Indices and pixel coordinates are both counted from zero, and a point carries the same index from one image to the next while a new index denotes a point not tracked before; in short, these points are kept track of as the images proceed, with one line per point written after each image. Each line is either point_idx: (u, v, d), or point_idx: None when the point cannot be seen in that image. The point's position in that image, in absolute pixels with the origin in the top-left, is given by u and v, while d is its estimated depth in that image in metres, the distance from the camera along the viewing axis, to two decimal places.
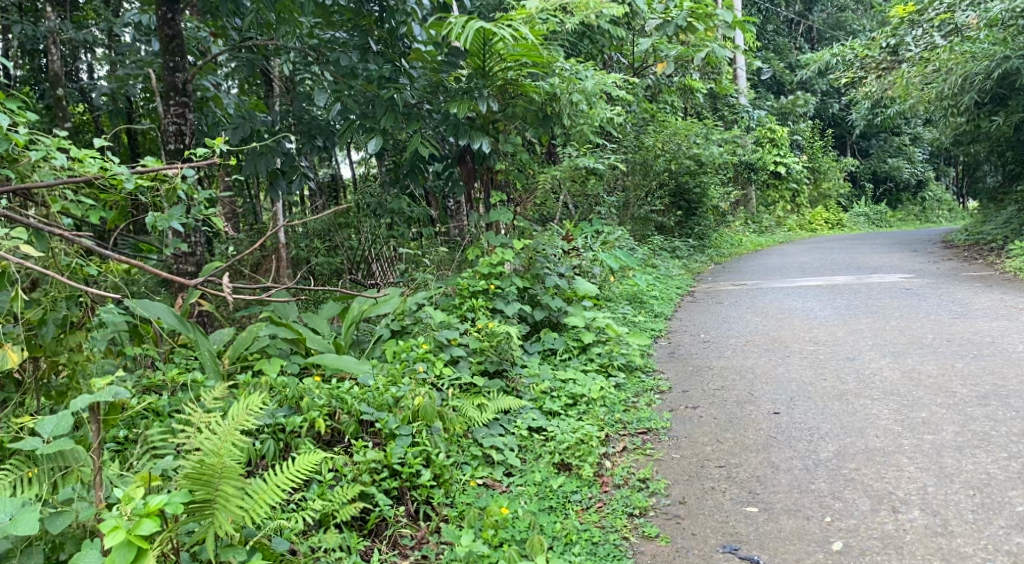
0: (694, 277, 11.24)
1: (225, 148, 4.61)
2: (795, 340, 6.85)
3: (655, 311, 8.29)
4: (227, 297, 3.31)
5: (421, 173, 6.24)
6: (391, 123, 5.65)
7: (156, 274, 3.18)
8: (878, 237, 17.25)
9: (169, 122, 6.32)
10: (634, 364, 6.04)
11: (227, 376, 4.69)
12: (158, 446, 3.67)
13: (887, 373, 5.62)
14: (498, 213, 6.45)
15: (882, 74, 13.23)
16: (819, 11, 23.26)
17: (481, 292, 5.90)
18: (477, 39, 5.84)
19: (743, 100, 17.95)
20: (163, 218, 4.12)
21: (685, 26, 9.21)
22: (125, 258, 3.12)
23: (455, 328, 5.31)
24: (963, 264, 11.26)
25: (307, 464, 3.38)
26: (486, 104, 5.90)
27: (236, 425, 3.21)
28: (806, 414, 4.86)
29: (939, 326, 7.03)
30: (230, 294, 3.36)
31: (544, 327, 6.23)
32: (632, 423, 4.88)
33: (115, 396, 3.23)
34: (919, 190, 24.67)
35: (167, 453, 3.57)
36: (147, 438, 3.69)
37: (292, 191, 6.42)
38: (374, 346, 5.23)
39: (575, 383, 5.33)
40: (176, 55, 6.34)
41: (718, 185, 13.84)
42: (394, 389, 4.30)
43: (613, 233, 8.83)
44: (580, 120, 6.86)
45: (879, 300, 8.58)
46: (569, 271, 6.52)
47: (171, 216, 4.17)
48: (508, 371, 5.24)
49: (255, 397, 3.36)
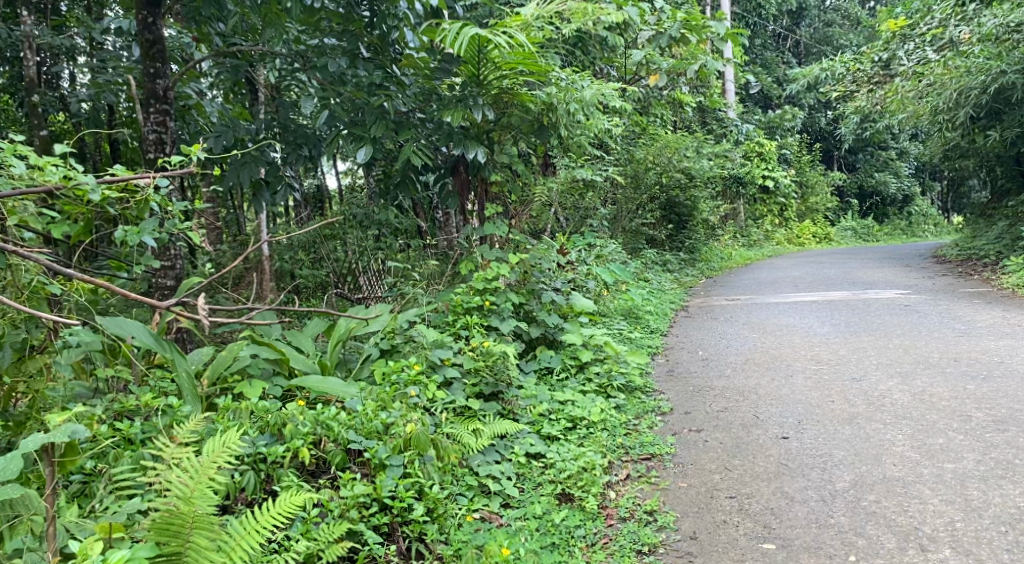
0: (686, 291, 11.03)
1: (201, 157, 4.36)
2: (797, 358, 6.63)
3: (650, 327, 8.06)
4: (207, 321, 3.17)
5: (412, 184, 5.92)
6: (382, 131, 5.42)
7: (129, 297, 3.00)
8: (866, 251, 17.14)
9: (148, 130, 6.06)
10: (634, 385, 5.79)
11: (205, 399, 4.44)
12: (126, 484, 3.46)
13: (897, 394, 5.42)
14: (492, 226, 6.21)
15: (873, 88, 13.13)
16: (806, 25, 23.24)
17: (476, 309, 5.65)
18: (471, 47, 5.61)
19: (731, 114, 17.85)
20: (135, 232, 3.91)
21: (679, 38, 9.04)
22: (94, 277, 2.93)
23: (448, 347, 5.05)
24: (959, 279, 11.10)
25: (291, 506, 3.18)
26: (481, 112, 5.67)
27: (212, 463, 3.11)
28: (817, 439, 4.63)
29: (943, 345, 6.84)
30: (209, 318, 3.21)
31: (539, 345, 5.99)
32: (635, 448, 4.63)
33: (72, 434, 3.11)
34: (906, 204, 24.61)
35: (135, 494, 3.41)
36: (115, 475, 3.49)
37: (276, 202, 6.18)
38: (362, 367, 4.96)
39: (574, 405, 5.09)
40: (156, 60, 6.08)
41: (709, 198, 13.65)
42: (384, 414, 4.01)
43: (606, 246, 8.61)
44: (577, 131, 6.63)
45: (878, 316, 8.38)
46: (565, 286, 6.28)
47: (143, 230, 3.95)
48: (505, 393, 4.97)
49: (233, 432, 3.27)
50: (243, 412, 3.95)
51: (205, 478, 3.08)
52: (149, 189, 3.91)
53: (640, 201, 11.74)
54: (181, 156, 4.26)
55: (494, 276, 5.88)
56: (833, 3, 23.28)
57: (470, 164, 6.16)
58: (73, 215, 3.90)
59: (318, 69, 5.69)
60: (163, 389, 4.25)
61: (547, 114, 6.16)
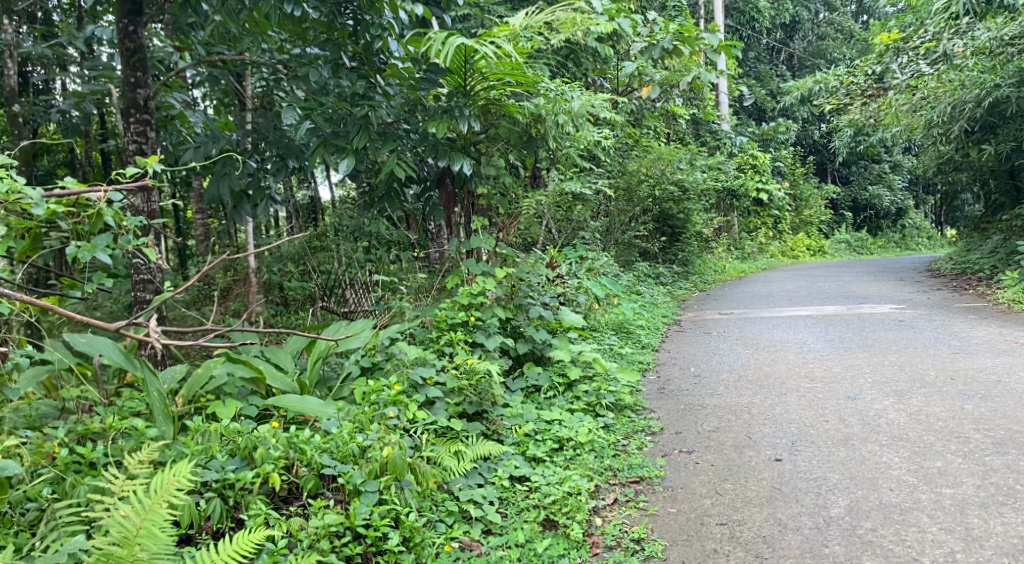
0: (679, 304, 10.89)
1: (160, 169, 4.21)
2: (791, 375, 6.48)
3: (642, 343, 7.91)
4: (155, 343, 3.22)
5: (398, 196, 5.85)
6: (365, 142, 5.29)
7: (77, 321, 3.06)
8: (860, 264, 17.05)
9: (129, 140, 5.91)
10: (624, 403, 5.64)
11: (177, 418, 4.31)
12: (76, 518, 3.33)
13: (893, 414, 5.28)
14: (479, 239, 6.06)
15: (867, 101, 13.06)
16: (799, 39, 23.24)
17: (460, 324, 5.50)
18: (457, 56, 5.46)
19: (725, 126, 17.78)
20: (88, 247, 3.78)
21: (671, 50, 8.93)
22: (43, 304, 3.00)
23: (432, 365, 4.88)
24: (954, 294, 10.99)
25: (248, 544, 3.10)
26: (467, 124, 5.53)
27: (162, 498, 3.10)
28: (810, 461, 4.49)
29: (940, 362, 6.70)
30: (158, 341, 3.26)
31: (527, 361, 5.84)
32: (624, 470, 4.48)
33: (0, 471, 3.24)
34: (899, 217, 24.55)
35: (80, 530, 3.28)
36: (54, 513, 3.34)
37: (258, 215, 6.01)
38: (342, 386, 4.81)
39: (561, 425, 4.94)
40: (137, 70, 5.93)
41: (702, 211, 13.52)
42: (360, 436, 3.88)
43: (598, 259, 8.47)
44: (566, 143, 6.49)
45: (873, 332, 8.24)
46: (554, 300, 6.13)
47: (96, 245, 3.82)
48: (489, 413, 4.83)
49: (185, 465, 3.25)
50: (216, 436, 3.82)
51: (154, 514, 3.06)
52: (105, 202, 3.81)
53: (633, 213, 11.63)
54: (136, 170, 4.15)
55: (480, 291, 5.71)
56: (826, 17, 23.29)
57: (456, 177, 6.05)
58: (19, 230, 3.78)
59: (301, 79, 5.56)
60: (132, 409, 4.07)
61: (535, 125, 6.05)
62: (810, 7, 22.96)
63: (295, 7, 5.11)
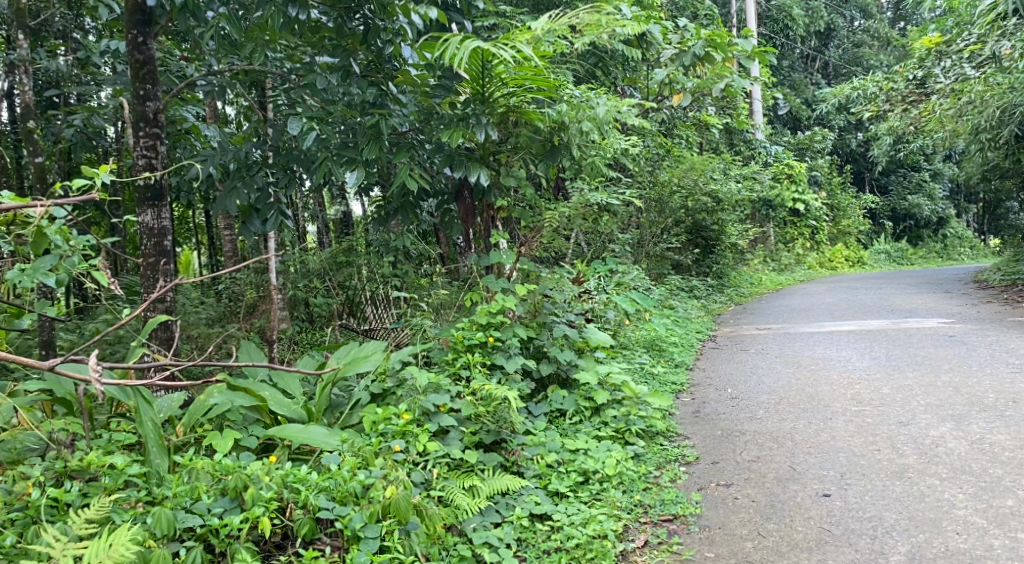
0: (714, 319, 10.45)
1: (109, 178, 3.92)
2: (836, 398, 6.02)
3: (675, 361, 7.50)
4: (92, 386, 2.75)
5: (413, 210, 5.54)
6: (375, 153, 4.99)
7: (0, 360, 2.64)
8: (902, 276, 16.42)
9: (138, 155, 5.65)
10: (655, 430, 5.27)
11: (172, 449, 4.04)
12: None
13: (952, 442, 4.85)
14: (498, 254, 5.73)
15: (908, 107, 12.38)
16: (834, 46, 22.66)
17: (479, 346, 5.15)
18: (473, 61, 5.16)
19: (759, 135, 17.28)
20: (30, 271, 3.72)
21: (703, 56, 8.54)
22: None
23: (446, 390, 4.53)
24: (1006, 307, 10.41)
25: None
26: (485, 132, 5.20)
27: None
28: (863, 498, 4.11)
29: (998, 382, 6.22)
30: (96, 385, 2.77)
31: (551, 384, 5.51)
32: (656, 507, 4.14)
33: None
34: (941, 227, 23.78)
35: None
36: None
37: (267, 229, 5.70)
38: (351, 413, 4.47)
39: (587, 455, 4.58)
40: (147, 82, 5.66)
41: (737, 222, 13.01)
42: (363, 473, 3.59)
43: (628, 273, 8.07)
44: (592, 151, 6.16)
45: (923, 349, 7.73)
46: (580, 318, 5.76)
47: (39, 269, 3.74)
48: (508, 442, 4.47)
49: (123, 531, 3.06)
50: (206, 475, 3.51)
51: None
52: (36, 221, 3.62)
53: (665, 224, 11.22)
54: (83, 179, 3.86)
55: (500, 309, 5.36)
56: (862, 24, 22.76)
57: (475, 189, 5.72)
58: None
59: (309, 87, 5.26)
60: (119, 440, 3.76)
61: (558, 133, 5.74)
62: (845, 13, 22.41)
63: (302, 10, 4.78)
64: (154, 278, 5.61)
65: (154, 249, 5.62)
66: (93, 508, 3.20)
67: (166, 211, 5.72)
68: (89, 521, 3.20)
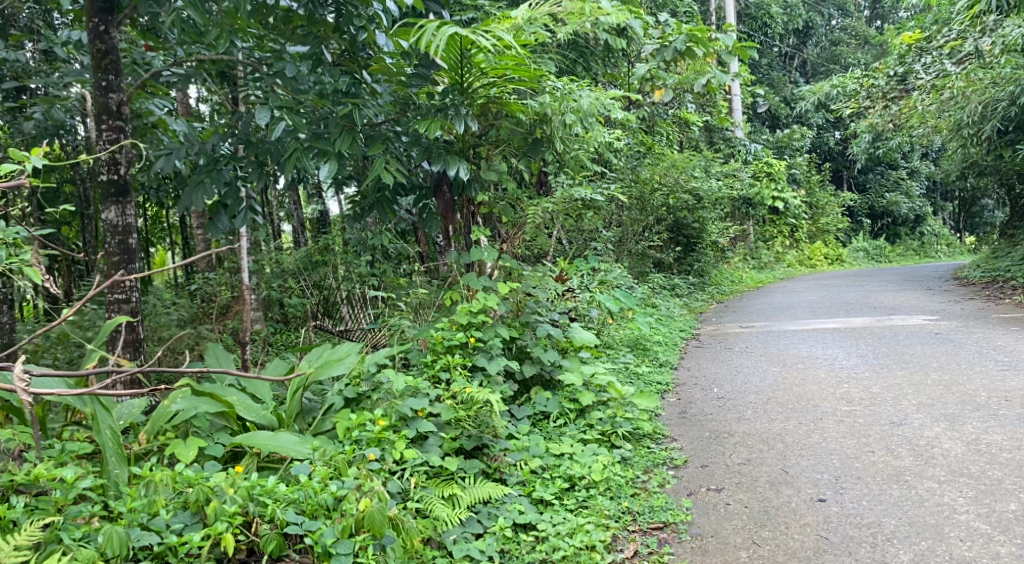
0: (697, 317, 10.31)
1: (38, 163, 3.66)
2: (825, 397, 5.87)
3: (659, 360, 7.34)
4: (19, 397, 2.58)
5: (389, 205, 5.33)
6: (349, 146, 4.77)
7: None
8: (883, 273, 16.36)
9: (100, 149, 5.39)
10: (642, 432, 5.09)
11: (132, 459, 3.82)
12: None
13: (948, 443, 4.71)
14: (479, 252, 5.52)
15: (888, 104, 12.13)
16: (813, 44, 22.59)
17: (459, 347, 4.94)
18: (452, 49, 4.95)
19: (739, 133, 17.15)
20: None
21: (685, 51, 8.35)
22: None
23: (424, 394, 4.31)
24: (989, 303, 10.35)
25: None
26: (464, 124, 5.02)
27: None
28: (860, 503, 3.99)
29: (989, 381, 6.10)
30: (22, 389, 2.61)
31: (534, 386, 5.33)
32: (645, 514, 3.98)
33: None
34: (918, 224, 23.80)
35: None
36: None
37: (236, 225, 5.52)
38: (324, 418, 4.24)
39: (572, 459, 4.41)
40: (109, 73, 5.39)
41: (718, 219, 12.84)
42: (335, 484, 3.38)
43: (611, 271, 7.91)
44: (575, 145, 6.01)
45: (910, 347, 7.60)
46: (564, 317, 5.59)
47: None
48: (490, 447, 4.28)
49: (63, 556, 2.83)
50: (167, 487, 3.29)
51: None
52: None
53: (647, 222, 11.06)
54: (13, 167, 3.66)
55: (481, 308, 5.15)
56: (840, 23, 22.78)
57: (454, 183, 5.47)
58: None
59: (279, 75, 4.99)
60: (72, 450, 3.52)
61: (541, 126, 5.58)
62: (823, 11, 22.36)
63: None
64: (119, 278, 5.36)
65: (118, 248, 5.37)
66: (29, 531, 2.96)
67: (131, 207, 5.48)
68: (28, 545, 2.96)
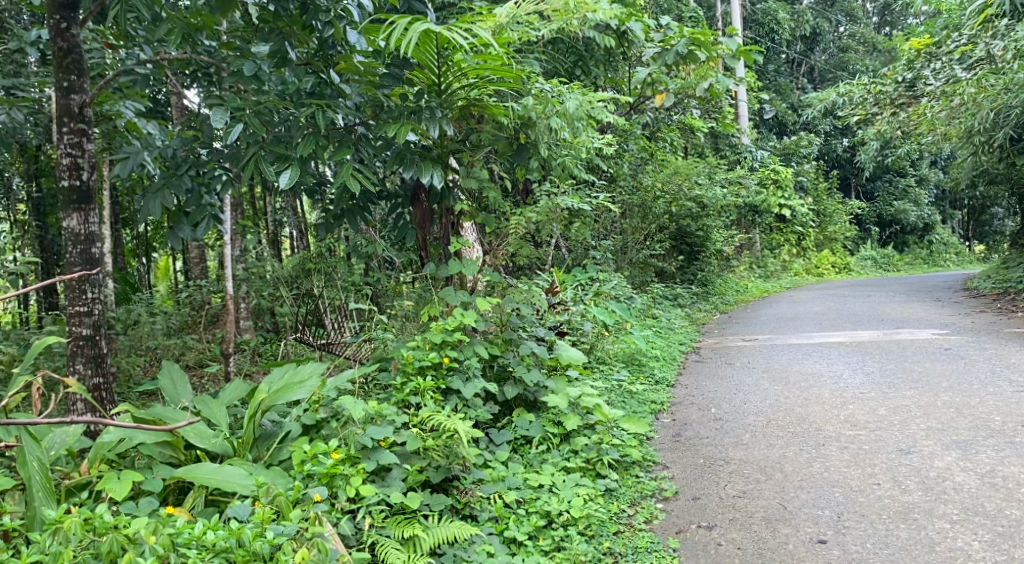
0: (698, 329, 9.92)
1: None
2: (828, 420, 5.50)
3: (655, 377, 6.96)
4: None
5: (360, 213, 5.11)
6: (310, 152, 4.45)
7: None
8: (891, 283, 15.95)
9: (61, 153, 4.86)
10: (631, 459, 4.73)
11: (64, 495, 3.52)
12: None
13: (960, 474, 4.36)
14: (458, 265, 5.20)
15: (897, 111, 11.81)
16: (821, 51, 22.13)
17: (432, 368, 4.60)
18: (427, 48, 4.65)
19: (745, 140, 16.76)
20: None
21: (686, 55, 7.99)
22: None
23: (387, 420, 3.99)
24: (1001, 317, 9.96)
25: None
26: (440, 127, 4.70)
27: None
28: (863, 546, 3.71)
29: (1002, 403, 5.73)
30: None
31: (516, 407, 4.99)
32: (628, 557, 3.69)
33: None
34: (926, 232, 23.36)
35: None
36: None
37: (198, 235, 5.16)
38: (279, 447, 3.92)
39: (551, 492, 4.08)
40: (72, 73, 4.87)
41: (722, 227, 12.39)
42: (270, 532, 3.14)
43: (607, 282, 7.53)
44: (561, 151, 5.68)
45: (918, 363, 7.24)
46: (550, 333, 5.24)
47: None
48: (460, 479, 3.97)
49: None
50: (76, 535, 3.07)
51: None
52: None
53: (648, 231, 10.69)
54: None
55: (458, 325, 4.81)
56: (848, 29, 22.36)
57: (431, 191, 5.22)
58: None
59: (239, 75, 4.66)
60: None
61: (525, 130, 5.26)
62: (830, 17, 21.98)
63: None
64: (80, 290, 4.81)
65: (80, 257, 4.83)
66: None
67: (94, 215, 4.94)
68: None
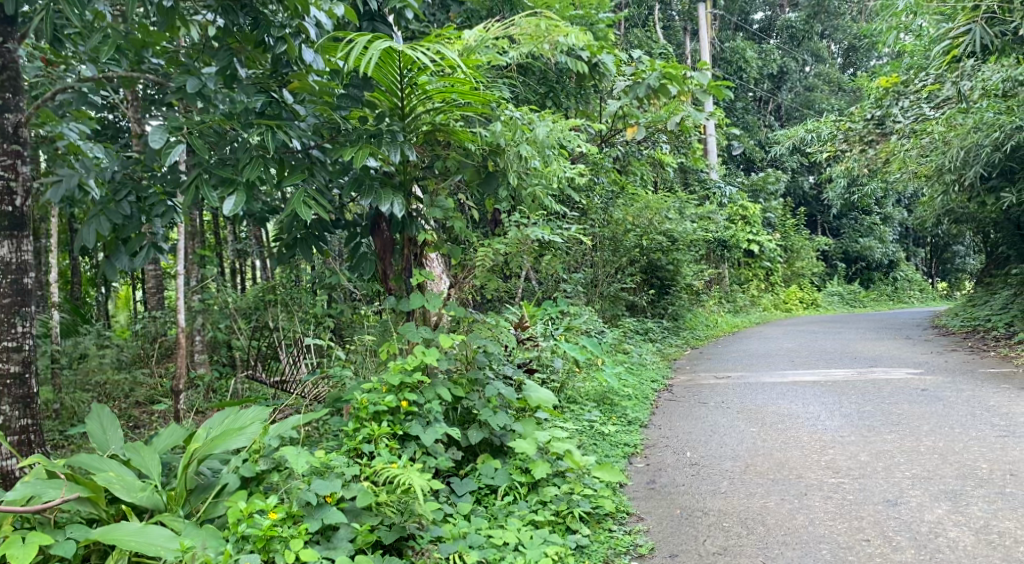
0: (670, 365, 9.64)
1: None
2: (809, 466, 5.21)
3: (628, 417, 6.63)
4: None
5: (315, 243, 4.83)
6: (257, 173, 4.14)
7: None
8: (860, 319, 15.83)
9: None
10: (604, 511, 4.40)
11: None
12: None
13: (954, 530, 4.08)
14: (420, 299, 4.86)
15: (866, 147, 11.71)
16: (787, 90, 22.19)
17: (389, 412, 4.25)
18: (388, 69, 4.34)
19: (714, 175, 16.64)
20: None
21: (658, 88, 7.77)
22: None
23: (336, 474, 3.67)
24: (974, 356, 9.80)
25: None
26: (401, 152, 4.39)
27: None
28: None
29: (987, 448, 5.48)
30: None
31: (482, 454, 4.64)
32: None
33: None
34: (891, 269, 23.42)
35: None
36: None
37: (136, 265, 4.78)
38: (215, 502, 3.54)
39: (517, 552, 3.71)
40: (6, 91, 4.42)
41: (693, 261, 12.16)
42: None
43: (578, 316, 7.23)
44: (533, 180, 5.38)
45: (896, 405, 6.98)
46: (518, 373, 4.90)
47: None
48: (416, 537, 3.62)
49: None
50: None
51: None
52: None
53: (619, 264, 10.50)
54: None
55: (418, 364, 4.44)
56: (814, 69, 22.46)
57: (391, 221, 4.92)
58: None
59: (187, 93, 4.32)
60: None
61: (493, 157, 4.94)
62: (796, 57, 22.11)
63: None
64: (9, 324, 4.34)
65: (10, 288, 4.34)
66: None
67: (27, 243, 4.45)
68: None
